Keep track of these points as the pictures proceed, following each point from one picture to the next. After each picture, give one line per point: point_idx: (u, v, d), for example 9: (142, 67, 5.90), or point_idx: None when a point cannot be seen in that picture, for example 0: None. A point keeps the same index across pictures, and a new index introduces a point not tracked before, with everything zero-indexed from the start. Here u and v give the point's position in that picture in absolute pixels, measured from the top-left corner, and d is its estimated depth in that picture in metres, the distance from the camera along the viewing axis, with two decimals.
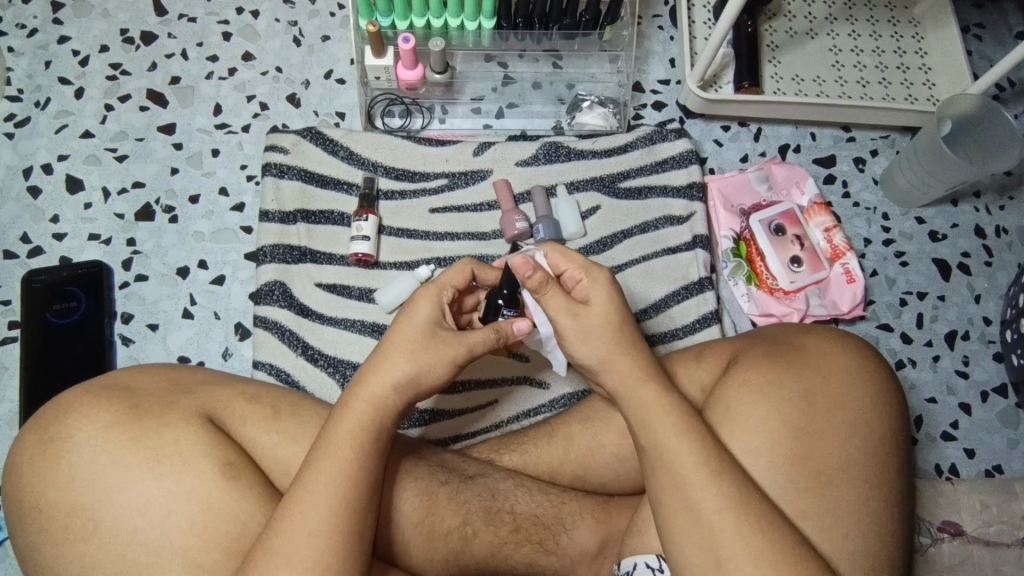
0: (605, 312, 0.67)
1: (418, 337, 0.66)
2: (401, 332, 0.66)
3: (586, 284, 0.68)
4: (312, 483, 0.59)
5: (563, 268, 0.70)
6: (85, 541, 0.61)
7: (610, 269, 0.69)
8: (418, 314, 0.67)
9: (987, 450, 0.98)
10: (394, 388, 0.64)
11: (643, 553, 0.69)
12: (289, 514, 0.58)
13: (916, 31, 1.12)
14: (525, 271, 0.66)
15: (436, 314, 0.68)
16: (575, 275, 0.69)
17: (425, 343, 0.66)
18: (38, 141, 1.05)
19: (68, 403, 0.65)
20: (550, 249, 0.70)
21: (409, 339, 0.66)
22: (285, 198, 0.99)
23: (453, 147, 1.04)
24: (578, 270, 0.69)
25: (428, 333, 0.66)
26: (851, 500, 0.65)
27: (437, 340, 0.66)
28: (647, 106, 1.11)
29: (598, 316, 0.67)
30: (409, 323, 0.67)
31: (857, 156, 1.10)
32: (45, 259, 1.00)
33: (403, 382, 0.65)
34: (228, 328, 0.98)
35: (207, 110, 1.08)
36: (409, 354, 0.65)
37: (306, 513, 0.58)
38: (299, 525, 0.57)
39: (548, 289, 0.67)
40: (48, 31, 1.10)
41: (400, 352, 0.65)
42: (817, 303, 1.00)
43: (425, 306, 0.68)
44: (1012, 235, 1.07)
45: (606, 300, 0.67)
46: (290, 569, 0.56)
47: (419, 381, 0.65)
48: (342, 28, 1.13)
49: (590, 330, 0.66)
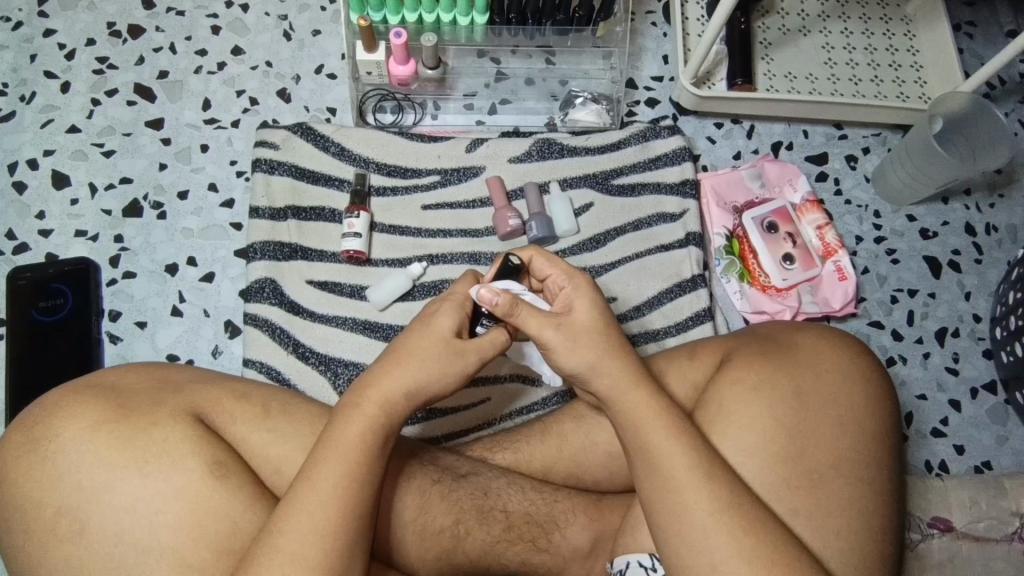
0: (588, 318, 0.67)
1: (435, 345, 0.66)
2: (420, 340, 0.66)
3: (569, 292, 0.69)
4: (319, 482, 0.58)
5: (547, 275, 0.70)
6: (72, 542, 0.60)
7: (591, 276, 0.70)
8: (441, 324, 0.67)
9: (976, 446, 0.98)
10: (405, 392, 0.64)
11: (636, 552, 0.69)
12: (294, 512, 0.57)
13: (907, 29, 1.12)
14: (491, 298, 0.65)
15: (456, 326, 0.67)
16: (558, 280, 0.70)
17: (439, 351, 0.66)
18: (23, 136, 1.04)
19: (54, 402, 0.64)
20: (534, 255, 0.70)
21: (425, 346, 0.65)
22: (276, 195, 0.98)
23: (446, 144, 1.03)
24: (561, 277, 0.70)
25: (448, 343, 0.66)
26: (842, 499, 0.65)
27: (453, 350, 0.66)
28: (640, 103, 1.11)
29: (582, 324, 0.67)
30: (427, 332, 0.66)
31: (849, 153, 1.10)
32: (30, 256, 0.99)
33: (413, 388, 0.64)
34: (217, 325, 0.97)
35: (196, 105, 1.06)
36: (422, 361, 0.65)
37: (312, 512, 0.57)
38: (305, 524, 0.57)
39: (520, 309, 0.66)
40: (34, 23, 1.09)
41: (415, 359, 0.65)
42: (809, 301, 1.00)
43: (448, 319, 0.67)
44: (1001, 232, 1.08)
45: (589, 306, 0.68)
46: (294, 568, 0.55)
47: (426, 387, 0.65)
48: (333, 22, 1.12)
49: (577, 337, 0.66)
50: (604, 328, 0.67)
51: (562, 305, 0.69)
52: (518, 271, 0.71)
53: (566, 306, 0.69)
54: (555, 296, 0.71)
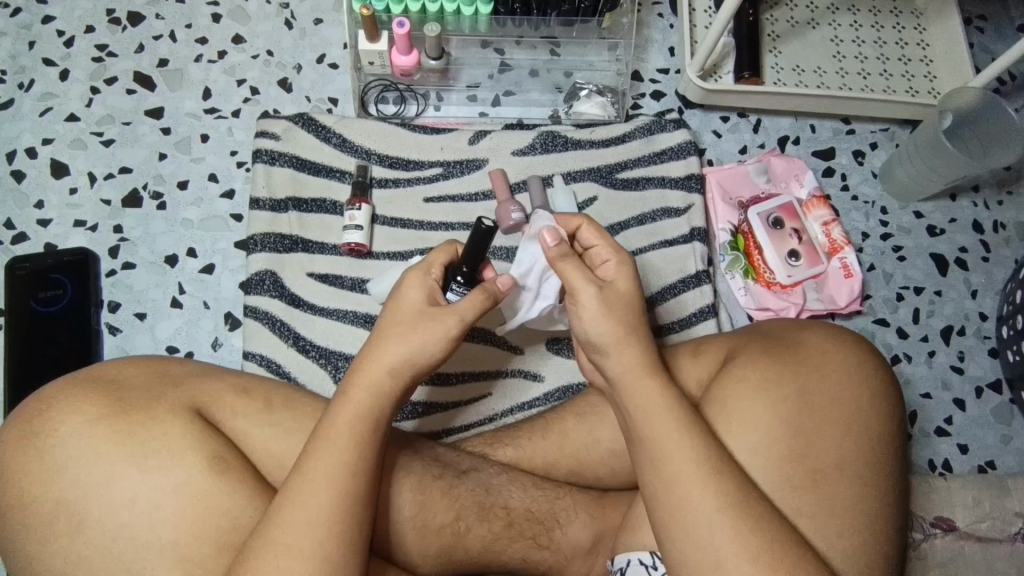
0: (626, 294, 0.68)
1: (413, 318, 0.65)
2: (394, 317, 0.66)
3: (614, 263, 0.69)
4: (313, 473, 0.58)
5: (594, 245, 0.71)
6: (70, 537, 0.59)
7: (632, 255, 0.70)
8: (406, 297, 0.67)
9: (980, 446, 0.98)
10: (390, 370, 0.63)
11: (637, 551, 0.68)
12: (288, 503, 0.57)
13: (918, 23, 1.10)
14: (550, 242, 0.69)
15: (426, 295, 0.67)
16: (602, 253, 0.71)
17: (414, 323, 0.65)
18: (22, 124, 1.03)
19: (50, 396, 0.64)
20: (584, 224, 0.72)
21: (403, 323, 0.65)
22: (276, 185, 0.97)
23: (449, 135, 1.02)
24: (606, 249, 0.70)
25: (421, 316, 0.65)
26: (846, 499, 0.65)
27: (429, 319, 0.65)
28: (646, 96, 1.10)
29: (624, 293, 0.68)
30: (399, 307, 0.66)
31: (856, 149, 1.09)
32: (29, 246, 0.98)
33: (398, 364, 0.63)
34: (218, 318, 0.96)
35: (196, 94, 1.05)
36: (402, 337, 0.64)
37: (305, 503, 0.57)
38: (299, 514, 0.56)
39: (569, 263, 0.68)
40: (32, 10, 1.07)
41: (396, 334, 0.64)
42: (813, 298, 0.99)
43: (415, 291, 0.67)
44: (1009, 230, 1.07)
45: (631, 279, 0.69)
46: (289, 558, 0.55)
47: (415, 364, 0.64)
48: (335, 11, 1.10)
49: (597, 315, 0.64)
50: (626, 310, 0.67)
51: (604, 275, 0.70)
52: (491, 233, 0.68)
53: (609, 276, 0.69)
54: (596, 266, 0.71)
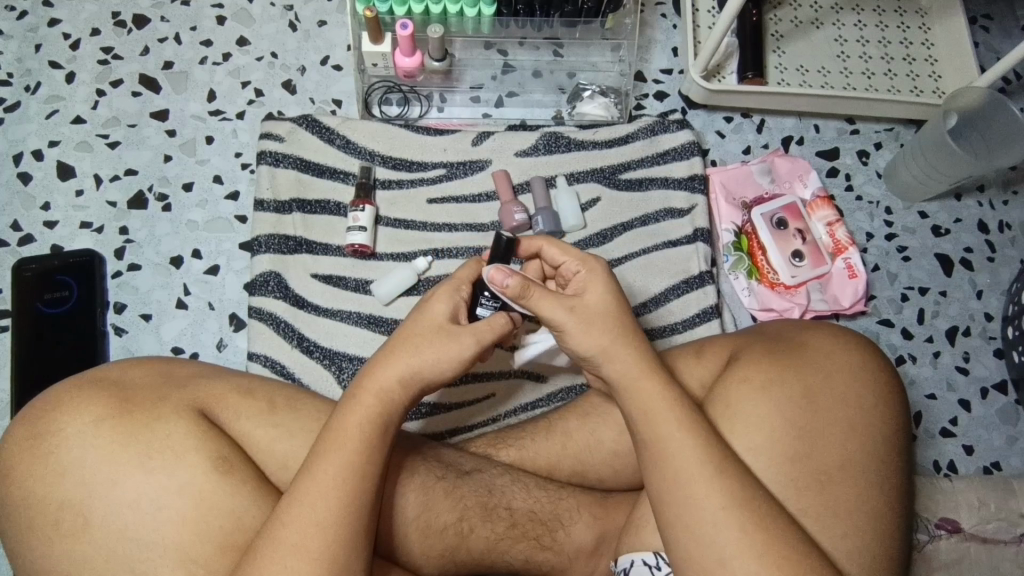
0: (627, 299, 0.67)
1: (432, 330, 0.65)
2: (417, 327, 0.65)
3: (582, 276, 0.67)
4: (321, 473, 0.58)
5: (562, 261, 0.69)
6: (75, 537, 0.60)
7: (606, 260, 0.68)
8: (434, 310, 0.66)
9: (986, 447, 0.97)
10: (401, 379, 0.63)
11: (640, 551, 0.68)
12: (297, 503, 0.57)
13: (922, 22, 1.10)
14: (502, 279, 0.64)
15: (452, 310, 0.67)
16: (573, 266, 0.68)
17: (433, 336, 0.65)
18: (29, 126, 1.03)
19: (57, 397, 0.64)
20: (545, 243, 0.69)
21: (421, 334, 0.65)
22: (281, 186, 0.97)
23: (452, 137, 1.02)
24: (574, 262, 0.68)
25: (440, 329, 0.65)
26: (851, 499, 0.65)
27: (448, 336, 0.65)
28: (649, 96, 1.10)
29: (596, 307, 0.65)
30: (422, 319, 0.66)
31: (860, 149, 1.09)
32: (35, 248, 0.99)
33: (408, 376, 0.64)
34: (222, 319, 0.97)
35: (200, 96, 1.06)
36: (416, 349, 0.64)
37: (313, 503, 0.57)
38: (307, 515, 0.57)
39: (533, 293, 0.65)
40: (39, 13, 1.08)
41: (410, 349, 0.64)
42: (817, 298, 0.99)
43: (442, 304, 0.67)
44: (1015, 230, 1.07)
45: (603, 290, 0.66)
46: (297, 559, 0.55)
47: (424, 375, 0.64)
48: (339, 13, 1.10)
49: (601, 317, 0.64)
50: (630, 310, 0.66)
51: (576, 289, 0.68)
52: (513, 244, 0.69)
53: (579, 291, 0.67)
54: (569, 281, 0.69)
